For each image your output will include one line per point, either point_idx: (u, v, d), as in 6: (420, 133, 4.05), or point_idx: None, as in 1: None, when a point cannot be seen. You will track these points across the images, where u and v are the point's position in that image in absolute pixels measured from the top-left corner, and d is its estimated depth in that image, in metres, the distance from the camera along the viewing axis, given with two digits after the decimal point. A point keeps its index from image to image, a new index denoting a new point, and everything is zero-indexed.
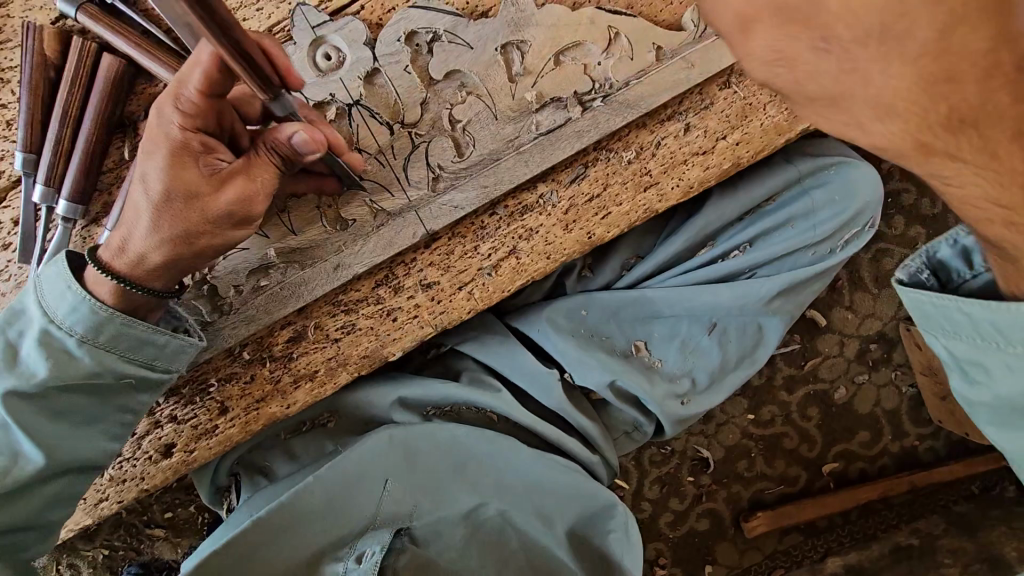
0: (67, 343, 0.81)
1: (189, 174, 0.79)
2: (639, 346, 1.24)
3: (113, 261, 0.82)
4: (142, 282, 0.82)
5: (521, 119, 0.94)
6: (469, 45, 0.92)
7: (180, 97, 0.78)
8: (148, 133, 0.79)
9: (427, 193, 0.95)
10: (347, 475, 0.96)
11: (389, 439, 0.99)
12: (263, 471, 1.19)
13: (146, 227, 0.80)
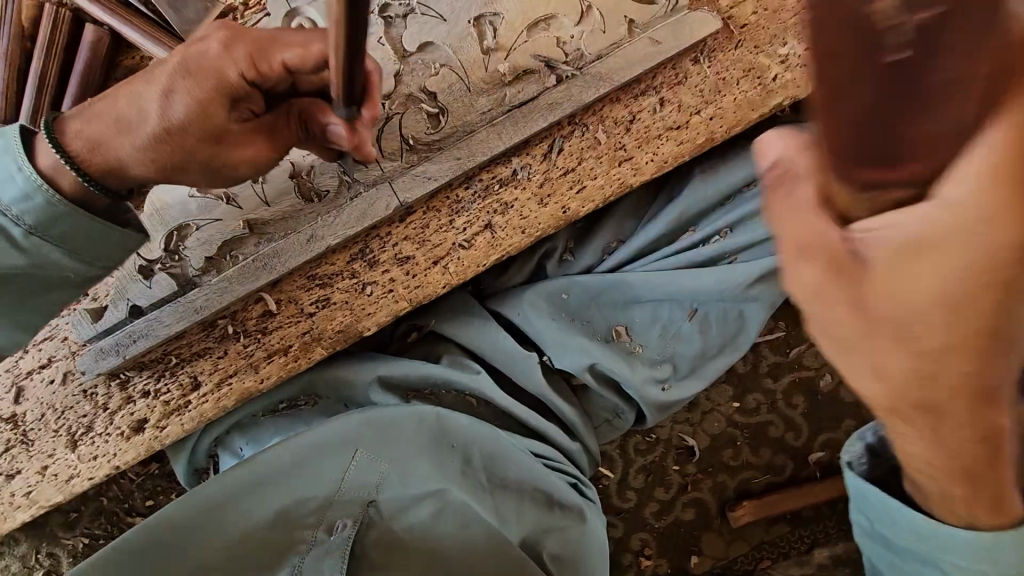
0: (10, 230, 0.75)
1: (215, 115, 0.78)
2: (620, 329, 1.23)
3: (75, 148, 0.76)
4: (99, 177, 0.77)
5: (494, 92, 0.94)
6: (441, 17, 0.93)
7: (254, 47, 0.78)
8: (200, 60, 0.77)
9: (400, 165, 0.95)
10: (321, 444, 0.97)
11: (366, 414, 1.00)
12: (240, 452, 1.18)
13: (132, 139, 0.76)
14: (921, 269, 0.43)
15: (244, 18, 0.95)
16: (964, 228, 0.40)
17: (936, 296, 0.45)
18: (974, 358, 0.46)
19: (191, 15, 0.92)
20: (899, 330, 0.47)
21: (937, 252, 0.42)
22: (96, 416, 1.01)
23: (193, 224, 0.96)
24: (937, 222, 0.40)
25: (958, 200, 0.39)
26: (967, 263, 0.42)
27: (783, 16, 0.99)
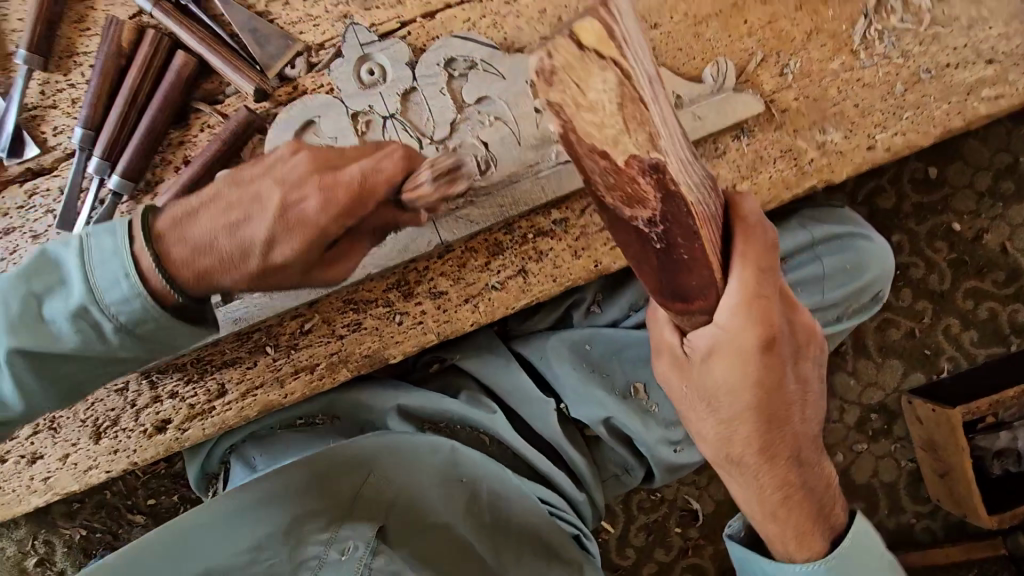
0: (100, 323, 0.71)
1: (310, 251, 0.80)
2: (638, 387, 1.25)
3: (177, 254, 0.73)
4: (189, 288, 0.74)
5: (543, 148, 1.00)
6: (502, 76, 0.99)
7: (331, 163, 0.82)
8: (297, 216, 0.77)
9: (444, 206, 0.99)
10: (334, 462, 1.00)
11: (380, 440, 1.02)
12: (250, 464, 1.19)
13: (235, 275, 0.77)
14: (730, 370, 0.79)
15: (317, 58, 1.03)
16: (749, 352, 0.78)
17: (742, 395, 0.81)
18: (763, 425, 0.84)
19: (272, 50, 1.01)
20: (715, 406, 0.84)
21: (742, 371, 0.79)
22: (121, 411, 1.03)
23: None
24: (740, 340, 0.77)
25: (743, 335, 0.76)
26: (755, 382, 0.80)
27: (824, 105, 1.04)
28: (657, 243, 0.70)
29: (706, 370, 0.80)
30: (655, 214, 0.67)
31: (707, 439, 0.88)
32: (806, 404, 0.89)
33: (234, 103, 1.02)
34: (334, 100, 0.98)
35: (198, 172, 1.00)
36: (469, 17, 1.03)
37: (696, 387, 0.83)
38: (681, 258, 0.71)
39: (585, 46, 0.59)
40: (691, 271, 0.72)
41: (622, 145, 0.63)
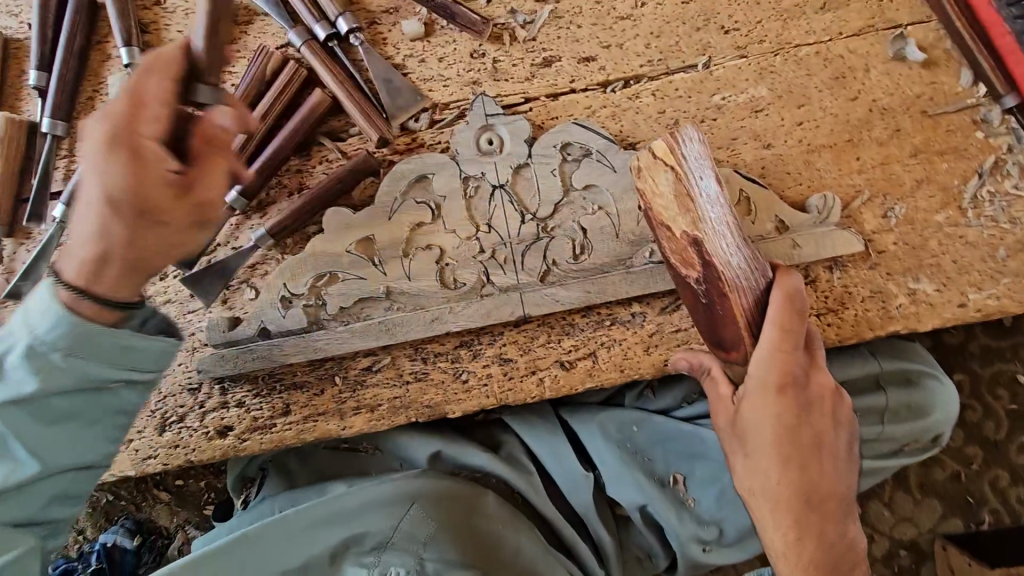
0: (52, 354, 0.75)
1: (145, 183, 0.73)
2: (677, 477, 1.26)
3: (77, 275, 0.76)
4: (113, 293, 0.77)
5: (638, 245, 1.02)
6: (613, 169, 1.02)
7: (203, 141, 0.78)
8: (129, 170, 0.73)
9: (534, 281, 1.02)
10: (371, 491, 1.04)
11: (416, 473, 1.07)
12: (290, 477, 1.27)
13: (104, 278, 0.77)
14: (758, 410, 0.91)
15: (440, 116, 1.08)
16: (775, 399, 0.90)
17: (766, 430, 0.92)
18: (781, 472, 0.92)
19: (402, 103, 1.06)
20: (745, 443, 0.94)
21: (771, 413, 0.91)
22: (190, 409, 1.08)
23: (337, 274, 1.03)
24: (762, 380, 0.91)
25: (768, 379, 0.90)
26: (780, 422, 0.91)
27: (920, 254, 1.04)
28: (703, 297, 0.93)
29: (738, 411, 0.94)
30: (700, 275, 0.91)
31: (739, 474, 0.97)
32: (825, 452, 0.94)
33: (355, 143, 1.08)
34: (449, 160, 1.03)
35: (310, 204, 1.05)
36: (590, 104, 1.06)
37: (727, 416, 0.96)
38: (721, 314, 0.91)
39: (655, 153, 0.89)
40: (727, 324, 0.92)
41: (680, 220, 0.88)
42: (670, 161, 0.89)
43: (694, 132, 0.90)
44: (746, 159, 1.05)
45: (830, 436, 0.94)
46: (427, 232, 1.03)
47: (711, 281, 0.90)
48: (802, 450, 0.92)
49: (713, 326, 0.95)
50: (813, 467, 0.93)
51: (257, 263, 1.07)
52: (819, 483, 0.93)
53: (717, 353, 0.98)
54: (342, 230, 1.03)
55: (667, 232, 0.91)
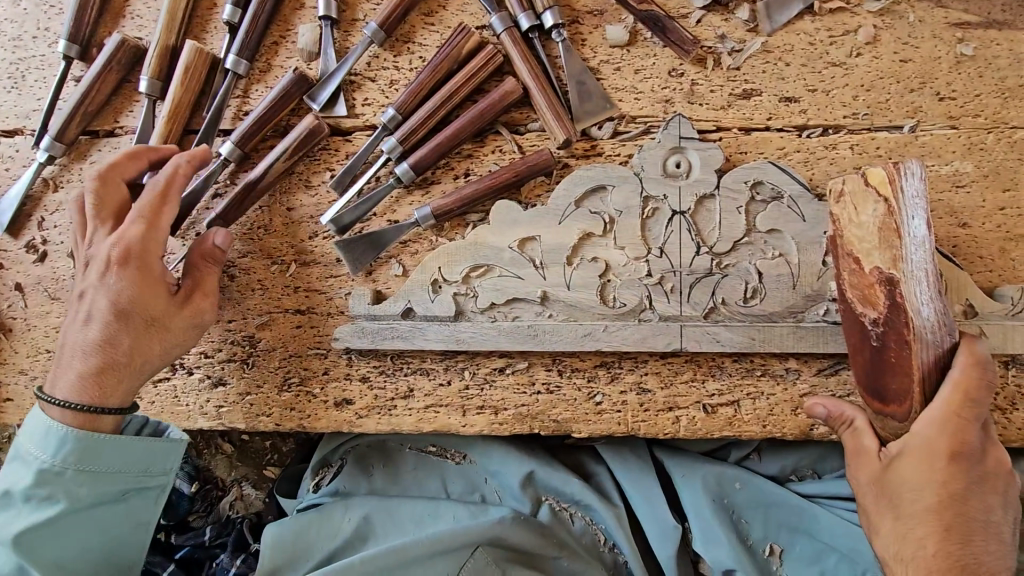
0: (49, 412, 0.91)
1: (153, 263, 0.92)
2: (773, 547, 1.19)
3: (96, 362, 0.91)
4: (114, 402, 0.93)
5: (813, 300, 0.97)
6: (803, 218, 0.97)
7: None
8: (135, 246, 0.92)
9: (698, 316, 0.98)
10: (452, 540, 1.12)
11: (493, 531, 1.13)
12: (368, 470, 1.26)
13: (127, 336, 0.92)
14: (919, 472, 0.81)
15: (626, 128, 1.04)
16: (941, 464, 0.79)
17: (928, 494, 0.80)
18: (943, 541, 0.80)
19: (591, 108, 1.03)
20: (896, 503, 0.83)
21: (934, 478, 0.80)
22: (312, 374, 1.05)
23: (493, 268, 1.00)
24: (933, 443, 0.79)
25: (938, 441, 0.79)
26: (944, 491, 0.80)
27: None
28: (875, 340, 0.84)
29: (893, 469, 0.83)
30: (879, 317, 0.81)
31: (881, 535, 0.86)
32: (992, 530, 0.82)
33: (534, 139, 1.05)
34: (632, 175, 0.99)
35: (479, 191, 1.01)
36: (784, 146, 1.02)
37: (874, 475, 0.86)
38: (891, 361, 0.81)
39: (870, 181, 0.77)
40: (891, 373, 0.82)
41: (873, 255, 0.78)
42: (884, 194, 0.75)
43: (917, 167, 0.76)
44: (937, 233, 1.00)
45: (996, 515, 0.83)
46: (595, 244, 1.00)
47: (887, 324, 0.80)
48: (970, 520, 0.81)
49: (874, 370, 0.85)
50: (980, 542, 0.81)
51: (409, 239, 1.04)
52: (983, 565, 0.80)
53: (873, 403, 0.88)
54: (510, 225, 1.00)
55: (854, 262, 0.83)
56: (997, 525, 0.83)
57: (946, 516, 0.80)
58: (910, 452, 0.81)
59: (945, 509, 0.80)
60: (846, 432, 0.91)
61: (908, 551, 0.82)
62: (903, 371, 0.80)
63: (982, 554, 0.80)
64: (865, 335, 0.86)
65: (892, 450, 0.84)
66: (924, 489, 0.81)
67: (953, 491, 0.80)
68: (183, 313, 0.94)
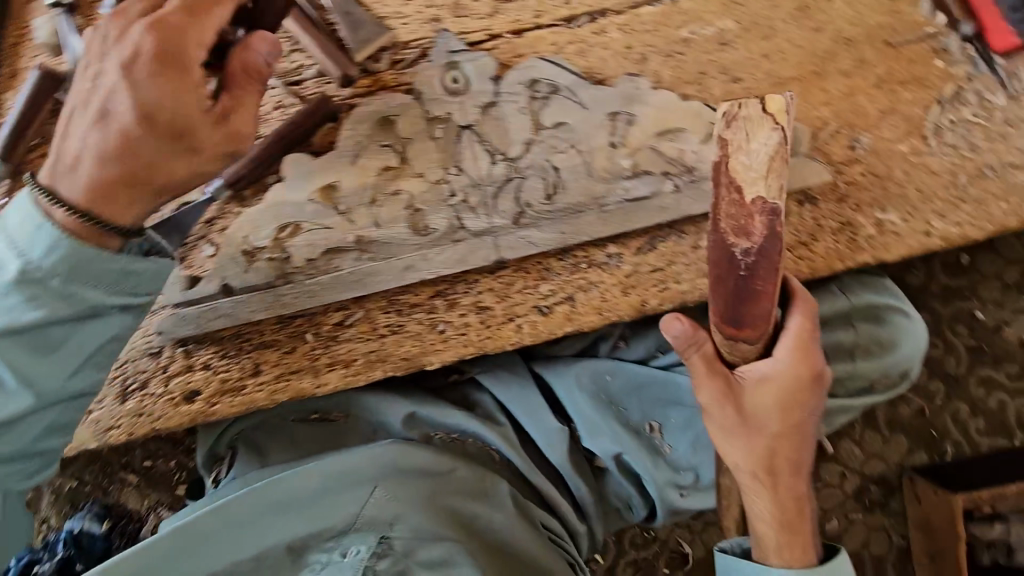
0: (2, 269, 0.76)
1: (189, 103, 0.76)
2: (653, 425, 1.27)
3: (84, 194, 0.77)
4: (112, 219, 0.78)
5: (611, 183, 1.00)
6: (582, 105, 1.00)
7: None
8: (138, 69, 0.76)
9: (508, 223, 0.99)
10: (348, 465, 0.98)
11: (397, 446, 1.01)
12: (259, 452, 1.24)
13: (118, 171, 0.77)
14: (767, 393, 0.89)
15: (401, 56, 1.03)
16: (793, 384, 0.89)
17: (775, 414, 0.90)
18: (771, 477, 0.93)
19: (365, 35, 1.01)
20: (753, 426, 0.91)
21: (776, 398, 0.89)
22: (152, 374, 1.03)
23: (300, 224, 0.98)
24: (787, 376, 0.88)
25: (800, 373, 0.88)
26: (782, 402, 0.90)
27: (886, 184, 1.06)
28: (742, 270, 0.77)
29: (748, 402, 0.89)
30: (755, 246, 0.76)
31: (737, 448, 0.92)
32: (800, 469, 0.95)
33: (313, 87, 1.02)
34: (413, 101, 0.99)
35: (264, 149, 0.97)
36: (557, 41, 1.03)
37: (735, 403, 0.89)
38: (756, 291, 0.78)
39: (769, 109, 0.75)
40: (760, 300, 0.78)
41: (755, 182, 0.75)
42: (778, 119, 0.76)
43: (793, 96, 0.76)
44: (715, 94, 1.04)
45: (806, 459, 0.96)
46: (395, 177, 0.99)
47: (761, 255, 0.77)
48: (805, 433, 0.94)
49: (734, 303, 0.79)
50: (807, 448, 0.95)
51: (213, 218, 1.01)
52: (805, 465, 0.96)
53: (727, 330, 0.82)
54: (305, 177, 0.98)
55: (735, 192, 0.76)
56: (793, 490, 0.94)
57: (787, 429, 0.92)
58: (769, 381, 0.88)
59: (786, 419, 0.90)
60: (698, 353, 0.86)
61: (760, 461, 0.92)
62: (766, 296, 0.78)
63: (784, 500, 0.93)
64: (732, 265, 0.77)
65: (749, 376, 0.88)
66: (774, 410, 0.90)
67: (794, 409, 0.91)
68: (198, 150, 0.78)
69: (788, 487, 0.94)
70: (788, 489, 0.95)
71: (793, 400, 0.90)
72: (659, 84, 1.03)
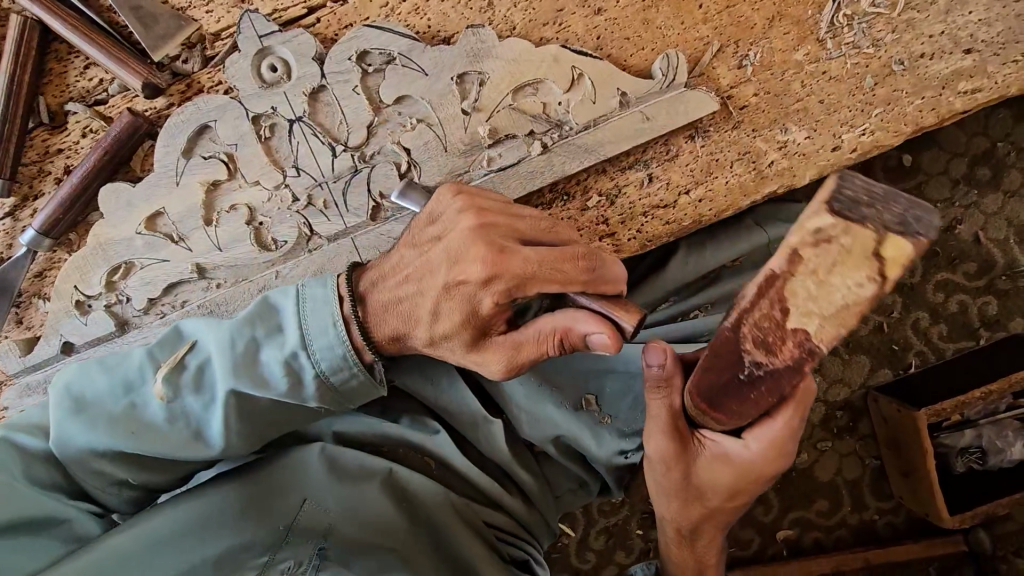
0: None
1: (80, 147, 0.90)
2: (589, 399, 1.17)
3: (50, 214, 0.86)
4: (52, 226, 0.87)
5: (471, 154, 0.88)
6: (423, 71, 0.86)
7: (520, 268, 0.69)
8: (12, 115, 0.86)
9: (365, 221, 0.88)
10: (274, 478, 0.88)
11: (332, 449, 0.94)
12: None
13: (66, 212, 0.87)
14: (724, 476, 0.74)
15: (214, 50, 0.89)
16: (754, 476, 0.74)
17: (718, 491, 0.76)
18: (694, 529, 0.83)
19: (161, 31, 0.86)
20: (690, 488, 0.77)
21: (732, 480, 0.74)
22: None
23: (133, 262, 0.88)
24: (754, 464, 0.73)
25: (766, 465, 0.73)
26: (730, 487, 0.75)
27: (785, 101, 0.93)
28: (743, 375, 0.65)
29: (695, 472, 0.75)
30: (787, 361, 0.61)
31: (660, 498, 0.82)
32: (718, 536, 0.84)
33: (118, 103, 0.89)
34: (229, 101, 0.85)
35: (76, 186, 0.86)
36: (387, 0, 0.89)
37: (682, 469, 0.75)
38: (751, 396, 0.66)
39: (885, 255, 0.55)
40: (744, 398, 0.67)
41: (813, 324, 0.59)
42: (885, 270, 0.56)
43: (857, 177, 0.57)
44: (577, 32, 0.91)
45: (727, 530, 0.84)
46: (228, 190, 0.87)
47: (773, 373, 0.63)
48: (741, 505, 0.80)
49: (715, 398, 0.68)
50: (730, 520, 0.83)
51: (43, 269, 0.91)
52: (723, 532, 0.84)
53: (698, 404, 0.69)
54: (126, 208, 0.87)
55: (777, 310, 0.60)
56: (704, 549, 0.86)
57: (724, 498, 0.78)
58: (725, 458, 0.73)
59: (728, 490, 0.76)
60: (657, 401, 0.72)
61: (682, 516, 0.81)
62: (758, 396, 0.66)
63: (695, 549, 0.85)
64: (737, 351, 0.64)
65: (710, 449, 0.73)
66: (721, 484, 0.75)
67: (744, 486, 0.76)
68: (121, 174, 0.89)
69: (701, 541, 0.84)
70: (702, 542, 0.84)
71: (743, 484, 0.75)
72: (512, 32, 0.90)
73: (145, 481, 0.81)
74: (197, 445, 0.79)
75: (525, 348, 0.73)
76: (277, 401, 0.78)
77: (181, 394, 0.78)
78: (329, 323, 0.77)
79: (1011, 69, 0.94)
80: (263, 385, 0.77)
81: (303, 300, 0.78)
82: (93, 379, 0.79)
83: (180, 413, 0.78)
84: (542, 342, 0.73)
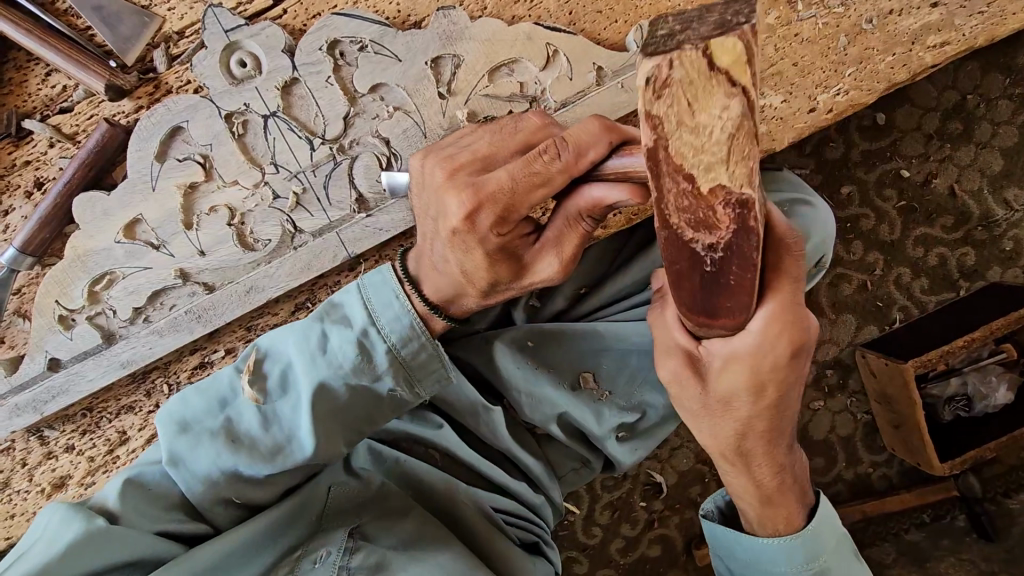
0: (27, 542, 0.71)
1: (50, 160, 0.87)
2: (586, 376, 1.06)
3: (27, 230, 0.84)
4: (27, 243, 0.84)
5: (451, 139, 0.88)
6: (396, 58, 0.85)
7: (477, 165, 0.63)
8: None
9: (348, 214, 0.88)
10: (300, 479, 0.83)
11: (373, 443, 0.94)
12: None
13: (42, 229, 0.84)
14: (742, 380, 0.55)
15: (178, 49, 0.86)
16: (778, 365, 0.55)
17: (749, 377, 0.55)
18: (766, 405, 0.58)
19: (126, 31, 0.84)
20: (729, 406, 0.58)
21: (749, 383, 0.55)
22: (12, 472, 0.93)
23: (115, 272, 0.86)
24: (773, 349, 0.53)
25: (766, 348, 0.53)
26: (757, 386, 0.56)
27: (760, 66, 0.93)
28: (707, 265, 0.47)
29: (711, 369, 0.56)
30: (722, 241, 0.45)
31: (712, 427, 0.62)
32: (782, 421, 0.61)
33: (85, 110, 0.86)
34: (200, 100, 0.83)
35: (54, 202, 0.84)
36: None
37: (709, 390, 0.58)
38: (730, 284, 0.48)
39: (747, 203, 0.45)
40: (729, 294, 0.49)
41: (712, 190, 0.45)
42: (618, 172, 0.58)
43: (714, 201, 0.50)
44: (549, 8, 0.89)
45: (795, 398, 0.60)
46: (206, 193, 0.86)
47: (733, 246, 0.45)
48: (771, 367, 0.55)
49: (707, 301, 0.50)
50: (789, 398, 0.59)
51: (23, 287, 0.88)
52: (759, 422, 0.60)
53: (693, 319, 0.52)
54: (103, 217, 0.84)
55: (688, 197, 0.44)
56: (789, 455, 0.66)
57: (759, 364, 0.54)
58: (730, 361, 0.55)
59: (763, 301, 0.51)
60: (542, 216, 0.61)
61: (761, 387, 0.56)
62: (729, 288, 0.48)
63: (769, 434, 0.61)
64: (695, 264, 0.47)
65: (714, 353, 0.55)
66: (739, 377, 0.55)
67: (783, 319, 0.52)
68: (100, 186, 0.87)
69: (766, 472, 0.65)
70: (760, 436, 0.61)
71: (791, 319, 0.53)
72: (483, 12, 0.88)
73: (249, 495, 0.78)
74: (292, 443, 0.77)
75: (566, 241, 0.66)
76: (354, 383, 0.76)
77: (267, 397, 0.77)
78: (398, 303, 0.77)
79: (978, 21, 0.95)
80: (340, 369, 0.76)
81: (363, 291, 0.78)
82: (189, 402, 0.78)
83: (274, 418, 0.77)
84: (502, 229, 0.62)
